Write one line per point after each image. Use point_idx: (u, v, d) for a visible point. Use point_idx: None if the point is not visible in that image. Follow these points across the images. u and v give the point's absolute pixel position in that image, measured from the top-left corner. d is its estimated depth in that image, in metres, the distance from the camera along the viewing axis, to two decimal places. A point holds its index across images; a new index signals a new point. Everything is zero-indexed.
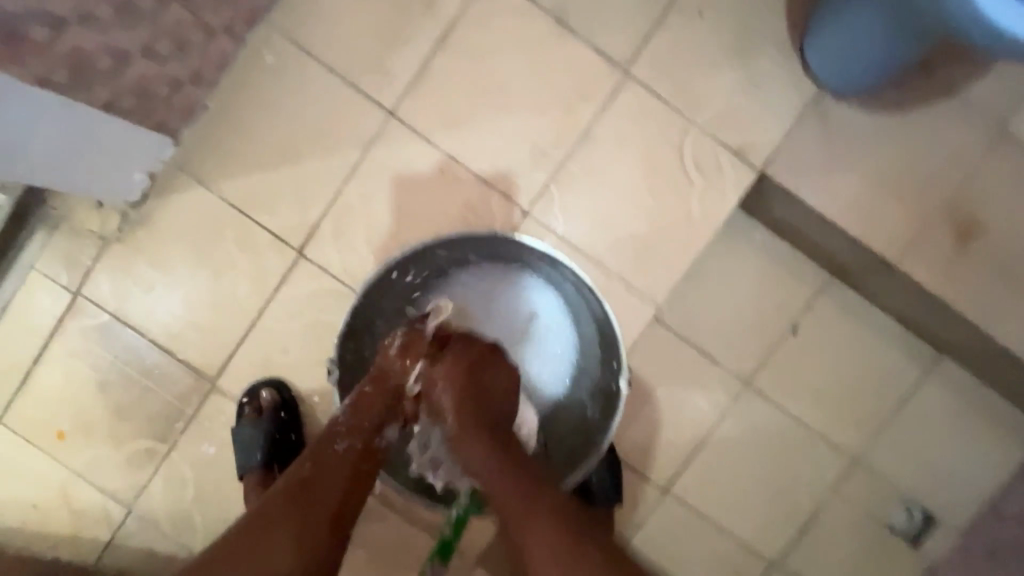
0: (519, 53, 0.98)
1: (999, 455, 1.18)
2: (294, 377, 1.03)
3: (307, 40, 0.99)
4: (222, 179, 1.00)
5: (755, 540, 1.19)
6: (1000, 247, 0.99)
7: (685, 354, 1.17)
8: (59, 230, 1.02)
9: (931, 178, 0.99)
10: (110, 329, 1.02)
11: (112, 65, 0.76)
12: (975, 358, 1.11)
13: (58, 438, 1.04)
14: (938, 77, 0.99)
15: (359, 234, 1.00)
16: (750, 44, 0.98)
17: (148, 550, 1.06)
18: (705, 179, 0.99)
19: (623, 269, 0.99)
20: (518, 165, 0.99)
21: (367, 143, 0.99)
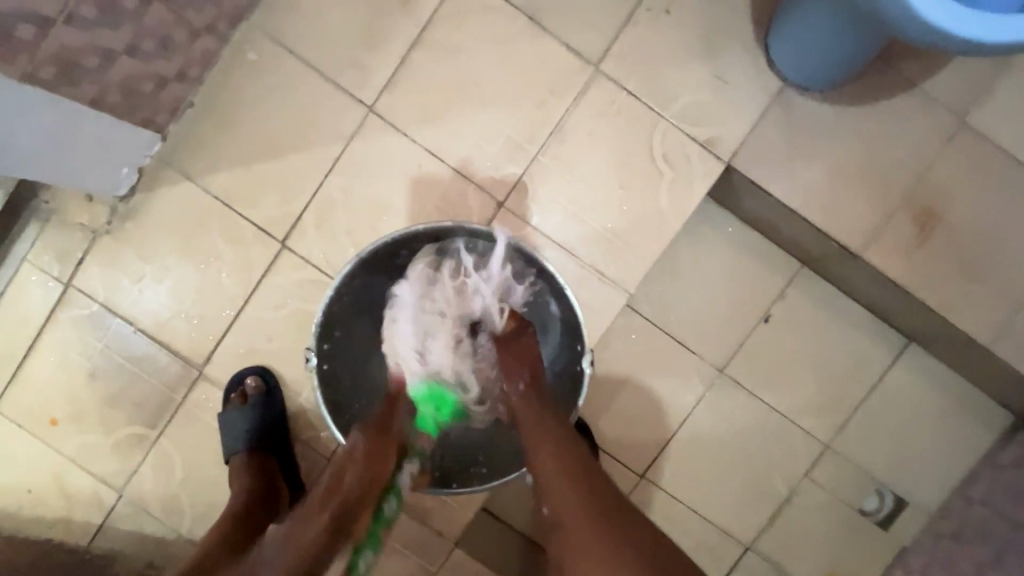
0: (494, 50, 1.02)
1: (966, 440, 1.21)
2: (279, 364, 1.07)
3: (289, 39, 1.02)
4: (207, 173, 1.03)
5: (729, 523, 1.22)
6: (962, 235, 1.02)
7: (660, 342, 1.20)
8: (51, 224, 1.05)
9: (892, 169, 1.02)
10: (100, 319, 1.05)
11: (97, 62, 0.79)
12: (940, 345, 1.15)
13: (51, 425, 1.08)
14: (899, 71, 1.02)
15: (339, 226, 1.04)
16: (718, 41, 1.02)
17: (139, 533, 1.09)
18: (674, 170, 1.02)
19: (594, 258, 1.03)
20: (494, 157, 1.02)
21: (347, 137, 1.03)
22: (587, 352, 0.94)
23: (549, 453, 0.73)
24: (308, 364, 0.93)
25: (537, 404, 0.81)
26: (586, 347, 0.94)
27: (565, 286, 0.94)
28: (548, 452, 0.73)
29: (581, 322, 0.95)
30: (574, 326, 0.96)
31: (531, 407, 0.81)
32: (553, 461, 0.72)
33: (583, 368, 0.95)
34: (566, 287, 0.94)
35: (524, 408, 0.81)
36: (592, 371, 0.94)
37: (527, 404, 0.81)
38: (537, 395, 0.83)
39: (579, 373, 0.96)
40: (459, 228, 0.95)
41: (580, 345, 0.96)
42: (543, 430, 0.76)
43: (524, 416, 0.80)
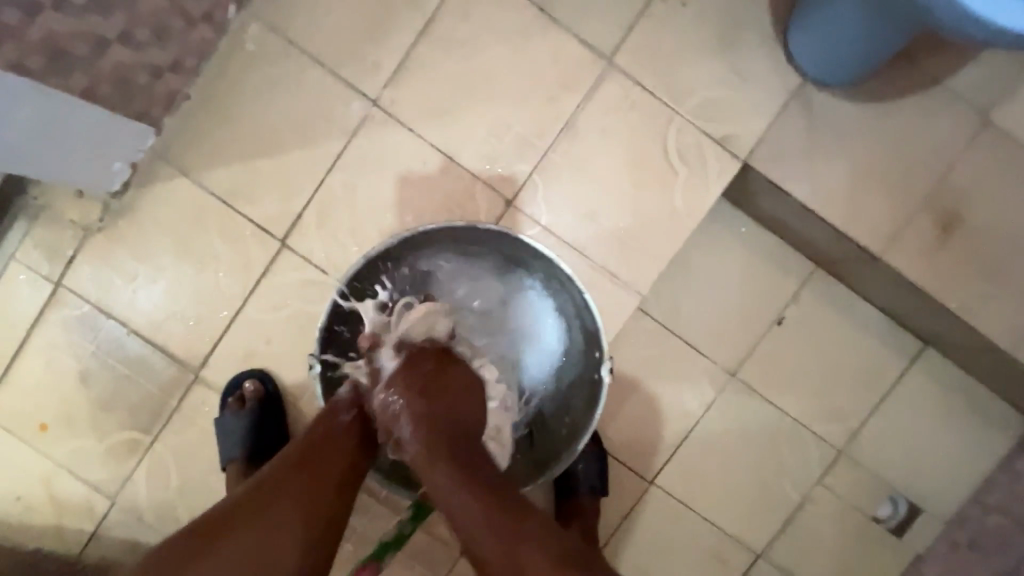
0: (503, 42, 0.98)
1: (982, 447, 1.19)
2: (278, 368, 1.03)
3: (290, 29, 0.98)
4: (204, 169, 0.99)
5: (741, 531, 1.19)
6: (984, 237, 0.99)
7: (671, 345, 1.17)
8: (41, 221, 1.01)
9: (914, 169, 0.99)
10: (92, 319, 1.01)
11: (88, 51, 0.75)
12: (958, 350, 1.12)
13: (40, 430, 1.03)
14: (921, 68, 0.99)
15: (342, 224, 1.00)
16: (735, 35, 0.98)
17: (132, 542, 1.05)
18: (689, 169, 0.99)
19: (606, 259, 0.99)
20: (502, 154, 0.99)
21: (350, 132, 0.99)
22: (606, 361, 0.89)
23: (481, 532, 0.64)
24: (313, 371, 0.88)
25: (435, 441, 0.70)
26: (604, 355, 0.90)
27: (584, 290, 0.89)
28: (480, 524, 0.65)
29: (599, 328, 0.90)
30: (593, 334, 0.92)
31: (439, 459, 0.69)
32: (492, 540, 0.64)
33: (601, 376, 0.90)
34: (584, 291, 0.89)
35: (418, 457, 0.70)
36: (611, 381, 0.89)
37: (433, 471, 0.69)
38: (432, 432, 0.71)
39: (597, 381, 0.92)
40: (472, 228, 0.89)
41: (597, 352, 0.92)
42: (473, 496, 0.66)
43: (432, 481, 0.69)
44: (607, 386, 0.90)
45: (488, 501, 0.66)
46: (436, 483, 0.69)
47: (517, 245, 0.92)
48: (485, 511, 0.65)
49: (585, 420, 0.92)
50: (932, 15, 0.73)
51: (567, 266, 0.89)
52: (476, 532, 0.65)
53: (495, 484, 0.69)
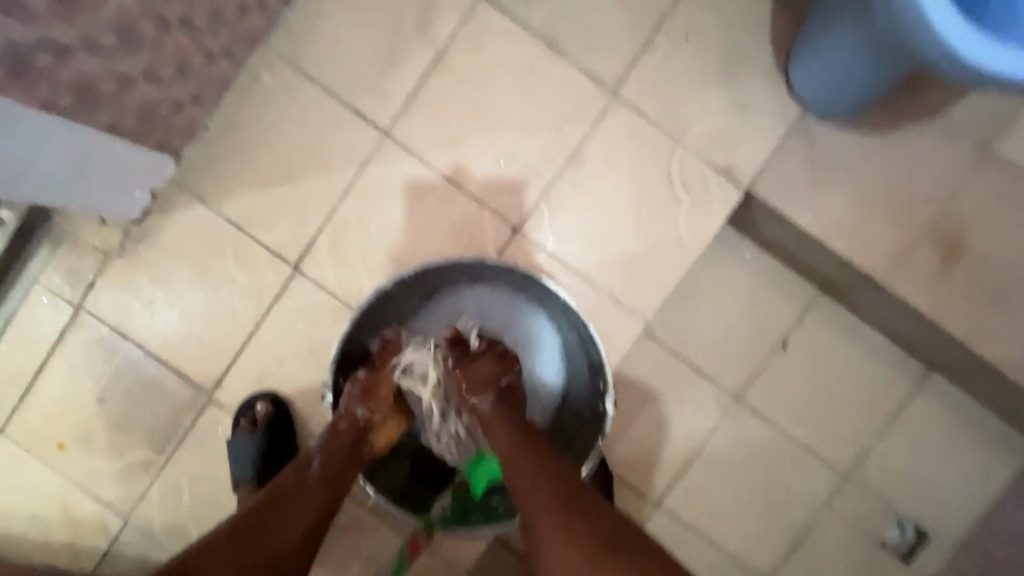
0: (510, 74, 1.01)
1: (990, 472, 1.18)
2: (289, 390, 1.05)
3: (305, 63, 1.02)
4: (221, 196, 1.03)
5: (746, 554, 1.19)
6: (986, 264, 1.00)
7: (676, 368, 1.18)
8: (64, 246, 1.04)
9: (916, 197, 1.00)
10: (111, 341, 1.04)
11: (115, 89, 0.79)
12: (963, 375, 1.12)
13: (58, 449, 1.06)
14: (921, 98, 1.01)
15: (353, 250, 1.03)
16: (737, 67, 1.01)
17: (144, 560, 1.07)
18: (693, 197, 1.01)
19: (612, 285, 1.01)
20: (509, 183, 1.01)
21: (362, 161, 1.02)
22: (610, 393, 0.90)
23: (525, 481, 0.73)
24: (325, 401, 0.89)
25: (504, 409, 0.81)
26: (609, 387, 0.90)
27: (588, 323, 0.90)
28: (526, 476, 0.73)
29: (603, 360, 0.91)
30: (596, 364, 0.93)
31: (501, 419, 0.80)
32: (532, 484, 0.72)
33: (605, 408, 0.91)
34: (589, 324, 0.90)
35: (495, 418, 0.80)
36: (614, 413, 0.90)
37: (502, 431, 0.78)
38: (506, 408, 0.81)
39: (602, 411, 0.93)
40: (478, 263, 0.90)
41: (602, 383, 0.93)
42: (523, 453, 0.75)
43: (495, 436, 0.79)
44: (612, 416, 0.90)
45: (537, 463, 0.74)
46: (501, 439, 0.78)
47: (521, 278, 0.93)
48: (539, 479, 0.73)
49: (591, 451, 0.93)
50: (922, 52, 0.75)
51: (573, 302, 0.91)
52: (519, 476, 0.74)
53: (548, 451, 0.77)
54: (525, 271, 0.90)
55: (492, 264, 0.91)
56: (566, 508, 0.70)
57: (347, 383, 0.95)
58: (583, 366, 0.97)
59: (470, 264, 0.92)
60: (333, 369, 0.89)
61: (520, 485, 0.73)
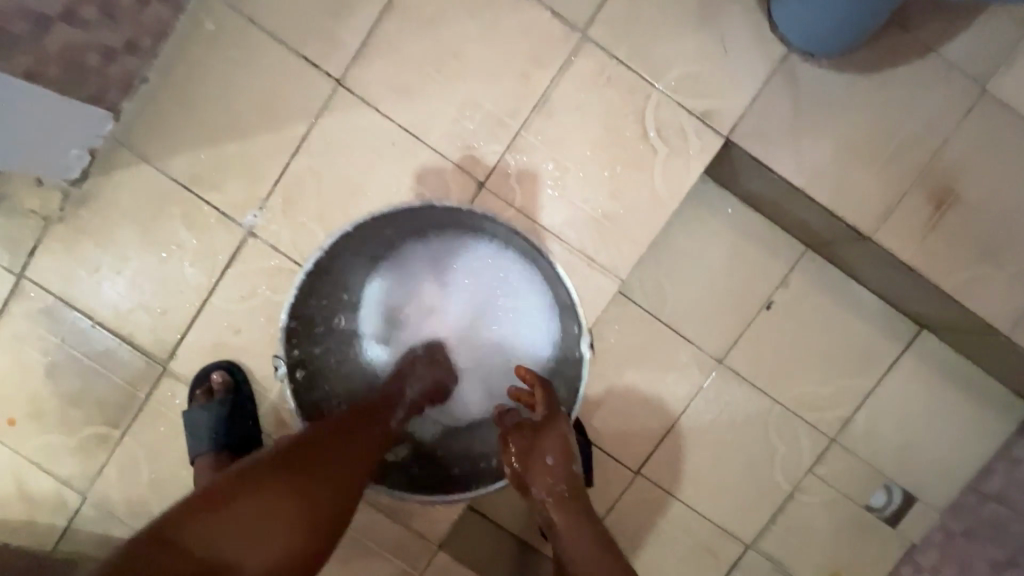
0: (471, 16, 0.94)
1: (979, 433, 1.15)
2: (248, 359, 1.00)
3: (250, 7, 0.94)
4: (165, 154, 0.96)
5: (729, 520, 1.16)
6: (979, 214, 0.95)
7: (656, 331, 1.13)
8: (1, 210, 0.98)
9: (907, 141, 0.94)
10: (57, 311, 0.99)
11: (28, 28, 0.71)
12: (954, 334, 1.07)
13: (8, 425, 1.01)
14: (913, 35, 0.93)
15: (309, 210, 0.97)
16: (715, 4, 0.93)
17: (105, 537, 1.03)
18: (668, 145, 0.94)
19: (583, 243, 0.95)
20: (473, 134, 0.95)
21: (314, 113, 0.95)
22: (585, 334, 0.81)
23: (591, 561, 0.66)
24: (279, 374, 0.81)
25: (534, 446, 0.76)
26: (583, 329, 0.81)
27: (551, 257, 0.81)
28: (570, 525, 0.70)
29: (575, 301, 0.82)
30: (570, 307, 0.84)
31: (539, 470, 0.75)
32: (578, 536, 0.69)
33: (582, 351, 0.83)
34: (551, 257, 0.81)
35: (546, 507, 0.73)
36: (592, 356, 0.81)
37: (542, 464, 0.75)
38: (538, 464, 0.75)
39: (580, 356, 0.84)
40: (430, 206, 0.81)
41: (576, 326, 0.84)
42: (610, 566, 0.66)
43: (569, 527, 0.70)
44: (590, 362, 0.82)
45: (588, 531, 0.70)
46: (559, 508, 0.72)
47: (485, 222, 0.85)
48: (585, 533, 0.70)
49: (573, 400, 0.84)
50: None
51: (535, 239, 0.82)
52: (572, 540, 0.69)
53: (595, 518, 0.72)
54: (483, 211, 0.80)
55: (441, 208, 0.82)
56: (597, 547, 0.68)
57: (304, 353, 0.88)
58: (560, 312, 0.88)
59: (419, 210, 0.83)
60: (283, 340, 0.82)
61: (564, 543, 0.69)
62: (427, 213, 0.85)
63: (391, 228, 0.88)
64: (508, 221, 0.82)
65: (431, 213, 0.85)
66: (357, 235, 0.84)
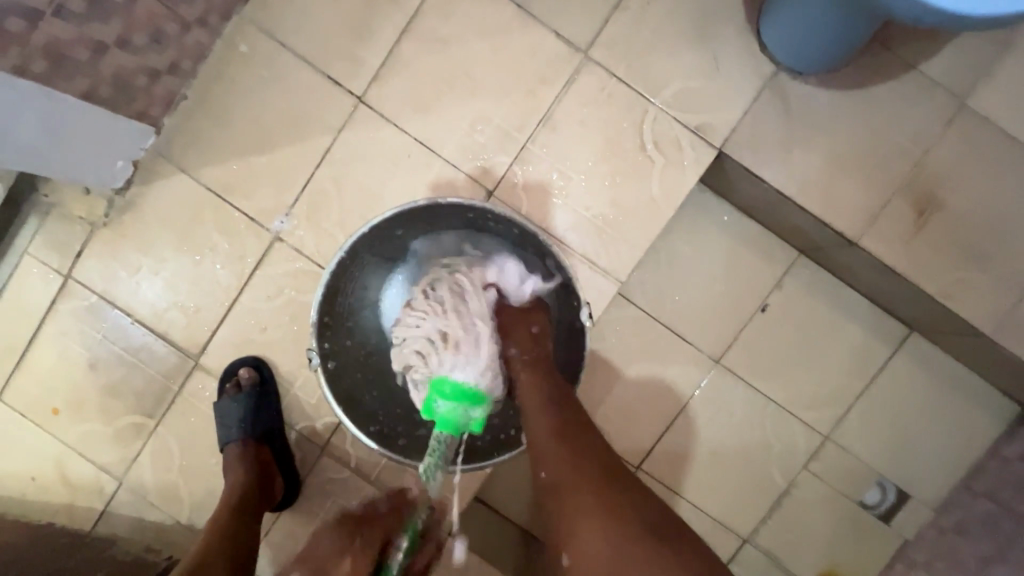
0: (482, 38, 1.01)
1: (969, 433, 1.19)
2: (273, 354, 1.07)
3: (280, 31, 1.03)
4: (201, 165, 1.05)
5: (727, 515, 1.21)
6: (961, 222, 1.00)
7: (656, 332, 1.19)
8: (52, 216, 1.07)
9: (891, 153, 1.00)
10: (100, 309, 1.07)
11: (89, 55, 0.80)
12: (942, 336, 1.12)
13: (53, 414, 1.10)
14: (896, 53, 1.00)
15: (332, 216, 1.05)
16: (709, 26, 1.00)
17: (139, 520, 1.11)
18: (665, 156, 1.01)
19: (585, 247, 1.02)
20: (483, 146, 1.02)
21: (337, 128, 1.03)
22: (584, 306, 0.91)
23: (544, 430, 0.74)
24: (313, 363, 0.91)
25: (539, 378, 0.79)
26: (581, 302, 0.92)
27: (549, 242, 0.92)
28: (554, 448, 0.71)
29: (573, 277, 0.92)
30: (568, 284, 0.94)
31: (536, 395, 0.77)
32: (567, 465, 0.70)
33: (581, 321, 0.92)
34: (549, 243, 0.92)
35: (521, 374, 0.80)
36: (591, 324, 0.91)
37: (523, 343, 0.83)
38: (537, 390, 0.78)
39: (579, 327, 0.94)
40: (438, 203, 0.90)
41: (575, 300, 0.93)
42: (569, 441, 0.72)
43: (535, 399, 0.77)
44: (590, 330, 0.92)
45: (575, 451, 0.71)
46: (541, 431, 0.73)
47: (489, 217, 0.94)
48: (576, 461, 0.70)
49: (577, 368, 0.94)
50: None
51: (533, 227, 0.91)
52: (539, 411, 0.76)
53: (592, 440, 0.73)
54: (483, 204, 0.90)
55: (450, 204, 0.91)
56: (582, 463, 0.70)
57: (337, 347, 0.95)
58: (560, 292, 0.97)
59: (429, 209, 0.92)
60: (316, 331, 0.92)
61: (548, 461, 0.71)
62: (437, 212, 0.93)
63: (405, 229, 0.94)
64: (509, 213, 0.92)
65: (441, 211, 0.93)
66: (375, 236, 0.92)
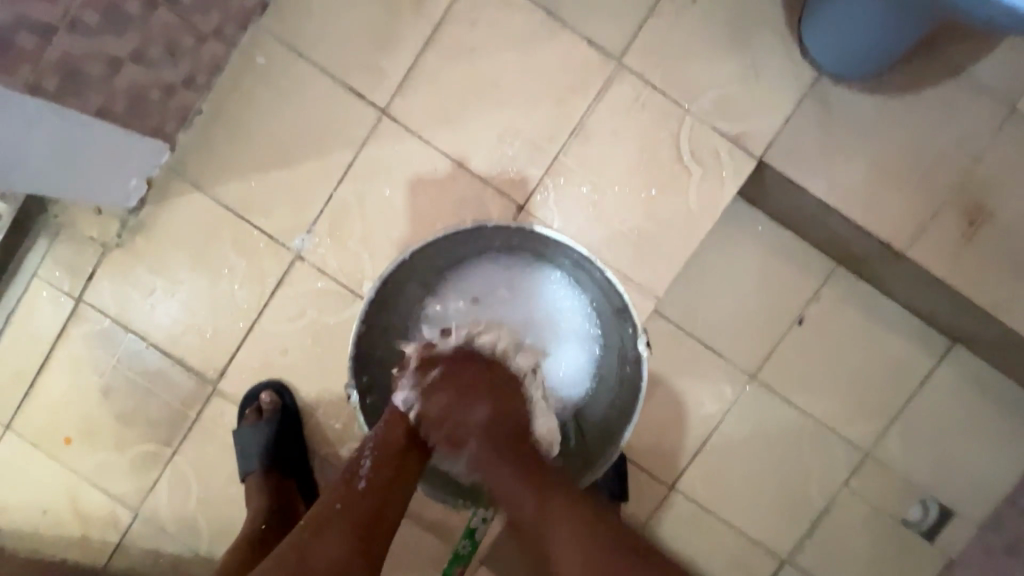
0: (511, 46, 0.97)
1: (1015, 446, 1.15)
2: (294, 378, 1.03)
3: (299, 42, 0.99)
4: (218, 183, 1.00)
5: (765, 535, 1.17)
6: (1012, 230, 0.96)
7: (689, 347, 1.15)
8: (61, 237, 1.03)
9: (939, 159, 0.96)
10: (112, 334, 1.03)
11: (103, 70, 0.76)
12: (989, 348, 1.08)
13: (64, 444, 1.05)
14: (942, 57, 0.96)
15: (355, 234, 1.00)
16: (747, 30, 0.96)
17: (155, 553, 1.06)
18: (703, 167, 0.97)
19: (621, 262, 0.98)
20: (513, 159, 0.98)
21: (360, 142, 0.99)
22: (640, 334, 0.82)
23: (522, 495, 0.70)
24: (351, 401, 0.83)
25: (498, 459, 0.73)
26: (637, 330, 0.82)
27: (602, 266, 0.83)
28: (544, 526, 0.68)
29: (628, 304, 0.83)
30: (623, 310, 0.84)
31: (487, 436, 0.75)
32: (541, 512, 0.68)
33: (636, 350, 0.84)
34: (602, 266, 0.83)
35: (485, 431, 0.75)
36: (648, 354, 0.82)
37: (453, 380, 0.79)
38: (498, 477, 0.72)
39: (634, 356, 0.85)
40: (482, 227, 0.83)
41: (630, 326, 0.84)
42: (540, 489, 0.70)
43: (493, 432, 0.75)
44: (646, 360, 0.82)
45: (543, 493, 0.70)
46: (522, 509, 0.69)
47: (538, 240, 0.88)
48: (545, 505, 0.69)
49: (630, 402, 0.86)
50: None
51: (583, 248, 0.83)
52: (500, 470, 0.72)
53: (573, 495, 0.71)
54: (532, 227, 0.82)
55: (493, 227, 0.83)
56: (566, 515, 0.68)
57: (371, 378, 0.90)
58: (610, 314, 0.89)
59: (472, 231, 0.85)
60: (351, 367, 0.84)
61: (528, 512, 0.69)
62: (479, 233, 0.87)
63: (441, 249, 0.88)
64: (558, 235, 0.83)
65: (481, 233, 0.87)
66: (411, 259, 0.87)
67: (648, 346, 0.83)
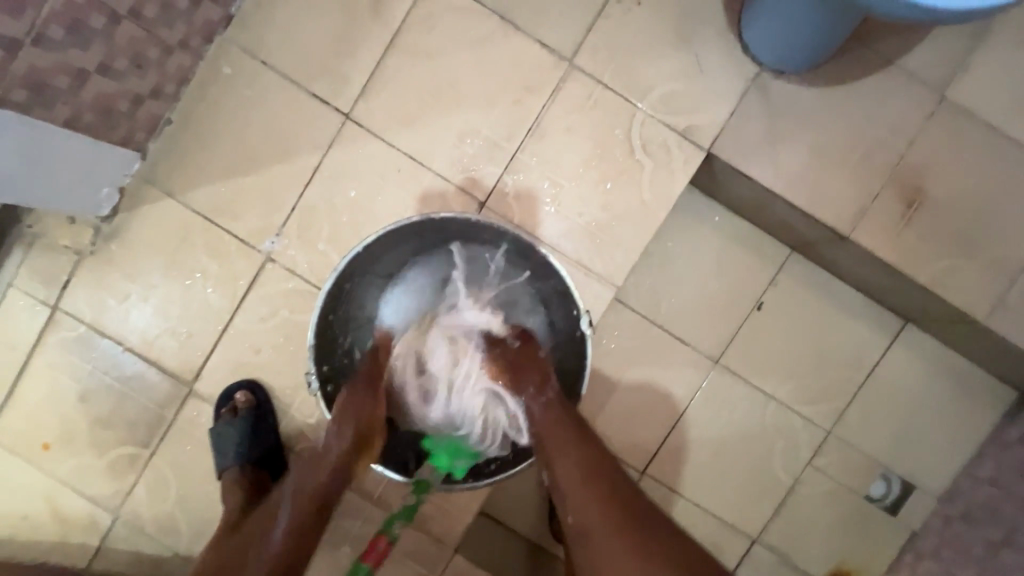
0: (467, 50, 1.02)
1: (969, 418, 1.19)
2: (268, 377, 1.06)
3: (264, 51, 1.03)
4: (189, 189, 1.04)
5: (734, 515, 1.20)
6: (949, 211, 1.01)
7: (654, 334, 1.19)
8: (36, 247, 1.05)
9: (877, 146, 1.01)
10: (88, 340, 1.05)
11: (71, 83, 0.79)
12: (938, 325, 1.13)
13: (43, 449, 1.07)
14: (875, 49, 1.01)
15: (323, 233, 1.04)
16: (691, 29, 1.01)
17: (136, 554, 1.08)
18: (655, 160, 1.01)
19: (579, 251, 1.02)
20: (473, 157, 1.02)
21: (325, 145, 1.03)
22: (583, 316, 0.92)
23: (569, 466, 0.70)
24: (312, 387, 0.91)
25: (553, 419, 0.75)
26: (581, 311, 0.91)
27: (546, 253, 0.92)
28: (600, 518, 0.67)
29: (571, 288, 0.92)
30: (567, 294, 0.93)
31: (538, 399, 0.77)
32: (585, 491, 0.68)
33: (581, 331, 0.93)
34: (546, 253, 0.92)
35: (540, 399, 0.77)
36: (591, 333, 0.92)
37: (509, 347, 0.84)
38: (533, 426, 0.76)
39: (579, 337, 0.94)
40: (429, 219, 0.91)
41: (575, 310, 0.93)
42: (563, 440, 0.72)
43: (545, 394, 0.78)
44: (590, 339, 0.92)
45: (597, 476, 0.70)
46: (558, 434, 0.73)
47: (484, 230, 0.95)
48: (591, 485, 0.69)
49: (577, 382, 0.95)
50: None
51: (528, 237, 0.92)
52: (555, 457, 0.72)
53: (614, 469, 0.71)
54: (480, 218, 0.90)
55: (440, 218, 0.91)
56: (614, 491, 0.68)
57: (333, 368, 0.95)
58: None
59: (421, 224, 0.92)
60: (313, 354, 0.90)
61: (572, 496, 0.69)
62: (430, 227, 0.93)
63: (393, 242, 0.94)
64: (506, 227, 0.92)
65: (433, 225, 0.94)
66: (365, 254, 0.92)
67: (592, 326, 0.93)
